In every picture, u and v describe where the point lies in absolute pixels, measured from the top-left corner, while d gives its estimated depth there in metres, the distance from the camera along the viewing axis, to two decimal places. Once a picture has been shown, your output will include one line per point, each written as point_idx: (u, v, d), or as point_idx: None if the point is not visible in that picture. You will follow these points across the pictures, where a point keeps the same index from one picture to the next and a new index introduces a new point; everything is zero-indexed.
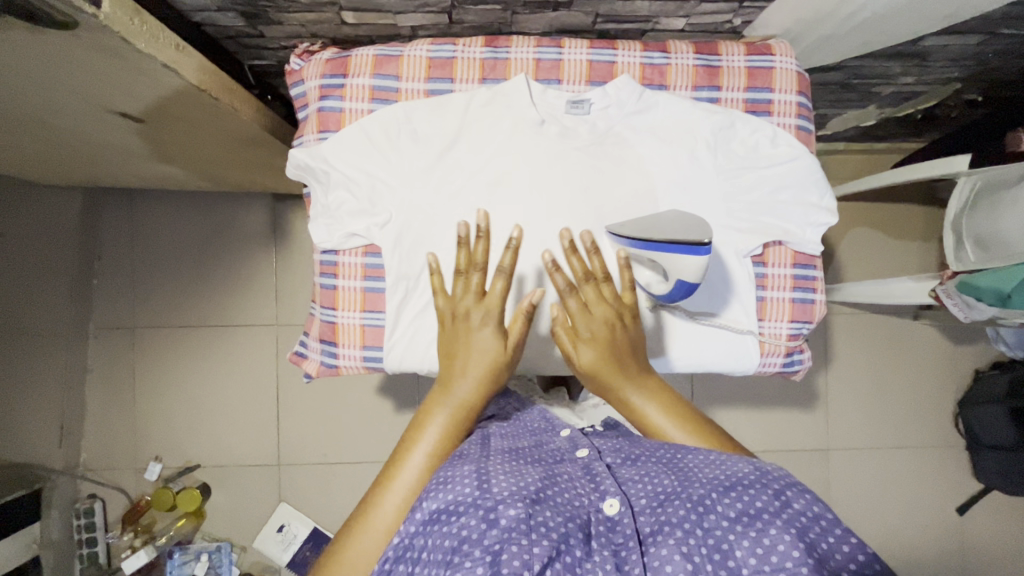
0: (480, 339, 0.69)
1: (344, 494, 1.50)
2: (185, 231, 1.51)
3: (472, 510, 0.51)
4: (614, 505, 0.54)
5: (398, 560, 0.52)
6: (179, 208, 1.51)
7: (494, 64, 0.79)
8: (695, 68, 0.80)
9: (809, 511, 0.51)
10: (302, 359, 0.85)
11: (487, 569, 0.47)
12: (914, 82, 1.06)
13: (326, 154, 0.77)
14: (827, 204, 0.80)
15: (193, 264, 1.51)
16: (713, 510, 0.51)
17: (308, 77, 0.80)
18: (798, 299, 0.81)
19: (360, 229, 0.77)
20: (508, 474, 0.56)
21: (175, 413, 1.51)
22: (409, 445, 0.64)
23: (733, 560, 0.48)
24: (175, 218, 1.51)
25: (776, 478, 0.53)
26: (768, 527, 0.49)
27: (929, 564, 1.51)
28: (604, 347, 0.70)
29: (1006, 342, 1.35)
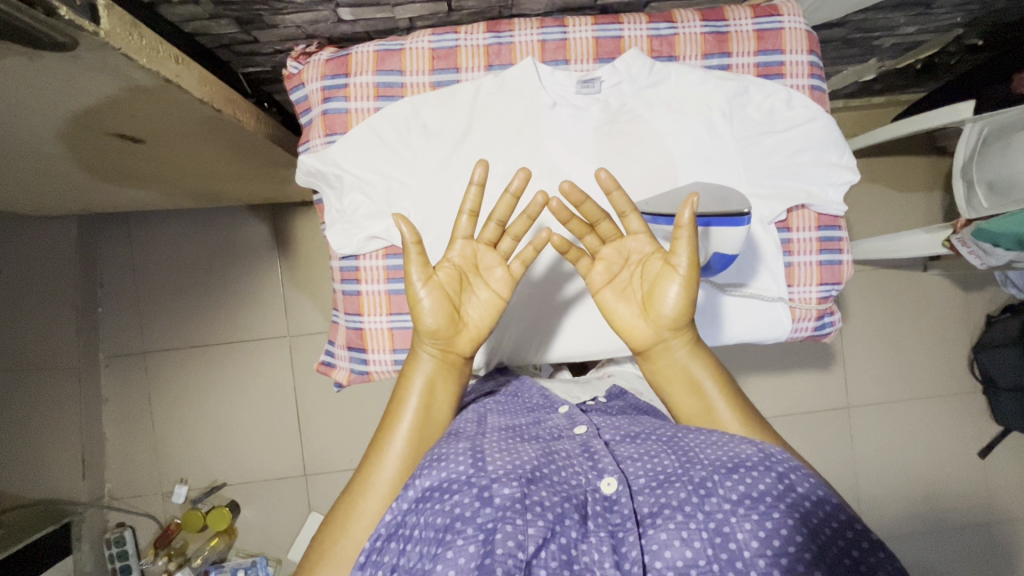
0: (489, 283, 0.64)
1: None
2: (185, 251, 1.49)
3: (467, 494, 0.50)
4: (611, 484, 0.52)
5: (391, 538, 0.52)
6: (179, 228, 1.49)
7: (499, 49, 0.77)
8: (703, 36, 0.78)
9: (814, 495, 0.49)
10: (330, 368, 0.84)
11: (480, 548, 0.47)
12: (915, 32, 1.04)
13: (335, 158, 0.75)
14: (847, 163, 0.79)
15: (198, 283, 1.49)
16: (715, 493, 0.49)
17: (309, 79, 0.78)
18: (826, 261, 0.80)
19: (379, 232, 0.75)
20: (502, 453, 0.54)
21: (196, 433, 1.50)
22: (399, 402, 0.62)
23: (734, 543, 0.47)
24: (175, 239, 1.49)
25: (780, 462, 0.51)
26: (771, 511, 0.48)
27: (954, 508, 1.54)
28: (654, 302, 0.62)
29: (1017, 285, 1.36)
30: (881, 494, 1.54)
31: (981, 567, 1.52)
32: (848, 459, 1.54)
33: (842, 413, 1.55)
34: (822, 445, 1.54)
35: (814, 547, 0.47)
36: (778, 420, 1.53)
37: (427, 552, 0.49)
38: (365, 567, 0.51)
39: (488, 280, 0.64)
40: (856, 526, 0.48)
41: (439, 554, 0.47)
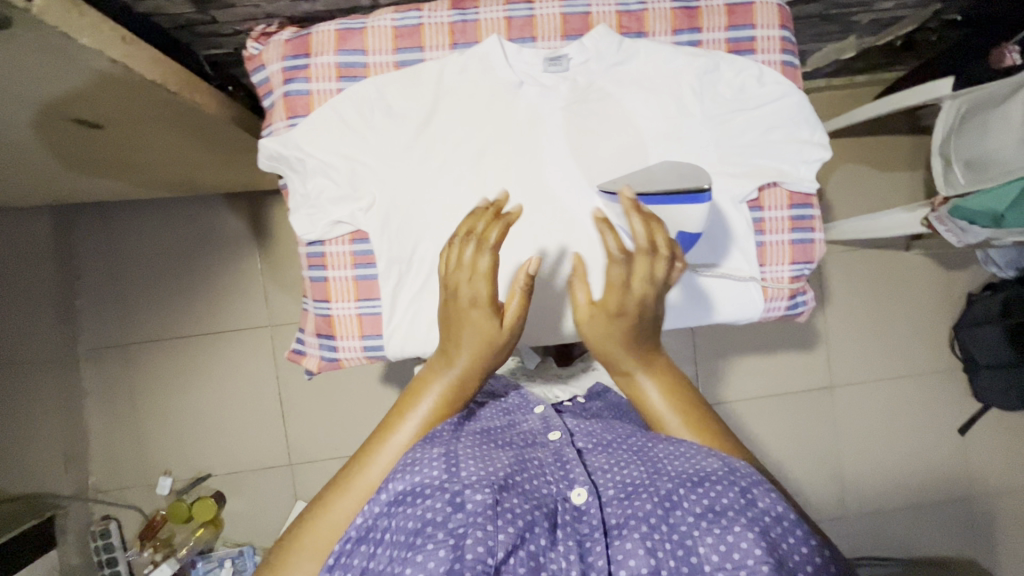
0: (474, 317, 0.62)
1: None
2: (163, 241, 1.47)
3: (439, 500, 0.49)
4: (582, 494, 0.52)
5: (362, 541, 0.51)
6: (156, 218, 1.46)
7: (464, 27, 0.75)
8: (673, 12, 0.77)
9: (774, 510, 0.49)
10: (300, 356, 0.82)
11: (450, 553, 0.46)
12: (894, 6, 1.02)
13: (298, 142, 0.74)
14: (819, 139, 0.78)
15: (176, 274, 1.47)
16: (679, 506, 0.49)
17: (270, 61, 0.76)
18: (798, 240, 0.79)
19: (344, 216, 0.74)
20: (476, 457, 0.54)
21: (180, 425, 1.49)
22: (400, 414, 0.61)
23: (696, 557, 0.46)
24: (152, 229, 1.46)
25: (744, 476, 0.51)
26: (734, 525, 0.47)
27: (934, 484, 1.56)
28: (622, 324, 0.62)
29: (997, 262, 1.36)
30: (862, 472, 1.55)
31: (960, 542, 1.54)
32: (830, 439, 1.55)
33: (824, 393, 1.56)
34: (805, 425, 1.55)
35: (776, 558, 0.45)
36: (761, 402, 1.54)
37: (398, 555, 0.47)
38: (334, 570, 0.50)
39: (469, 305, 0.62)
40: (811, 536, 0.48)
41: (409, 558, 0.46)
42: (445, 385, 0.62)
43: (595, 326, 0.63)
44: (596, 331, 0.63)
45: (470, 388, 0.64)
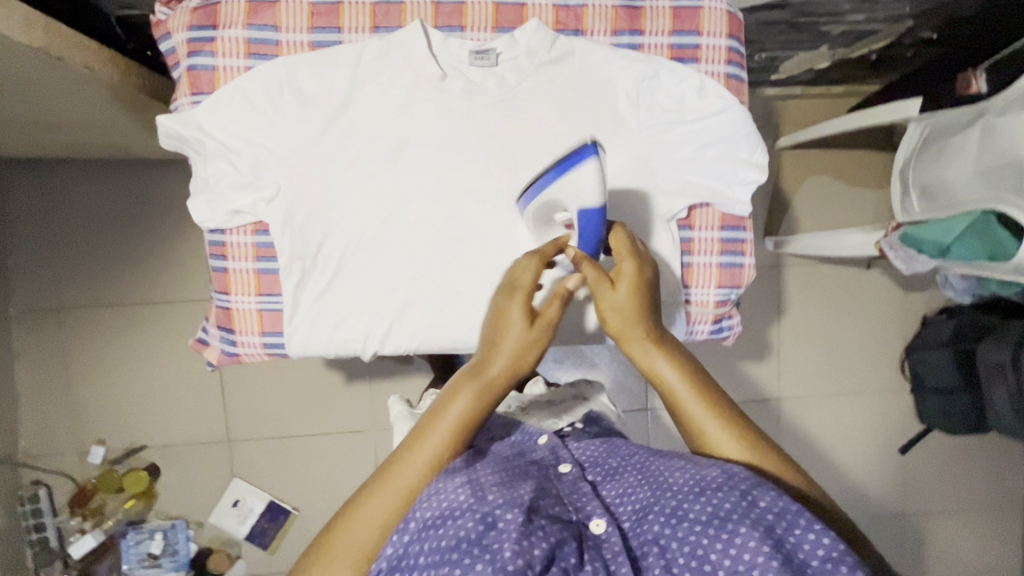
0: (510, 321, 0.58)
1: (299, 465, 1.49)
2: (104, 204, 1.40)
3: (477, 523, 0.46)
4: (600, 524, 0.49)
5: (395, 570, 0.48)
6: (94, 182, 1.40)
7: (387, 9, 0.70)
8: (615, 10, 0.72)
9: (776, 507, 0.46)
10: (204, 346, 0.79)
11: (489, 567, 0.44)
12: (865, 20, 0.96)
13: (199, 121, 0.69)
14: (758, 160, 0.75)
15: (115, 240, 1.41)
16: (685, 518, 0.47)
17: (176, 29, 0.69)
18: (726, 263, 0.76)
19: (244, 205, 0.69)
20: (501, 484, 0.51)
21: (115, 395, 1.46)
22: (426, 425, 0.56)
23: (710, 565, 0.45)
24: (89, 191, 1.40)
25: (741, 478, 0.49)
26: (738, 526, 0.45)
27: (876, 505, 1.55)
28: (643, 303, 0.60)
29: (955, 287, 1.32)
30: None
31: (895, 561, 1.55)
32: None
33: (773, 406, 1.55)
34: None
35: (782, 558, 0.44)
36: None
37: None
38: None
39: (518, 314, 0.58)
40: (816, 528, 0.45)
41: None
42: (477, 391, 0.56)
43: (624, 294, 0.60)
44: (621, 301, 0.60)
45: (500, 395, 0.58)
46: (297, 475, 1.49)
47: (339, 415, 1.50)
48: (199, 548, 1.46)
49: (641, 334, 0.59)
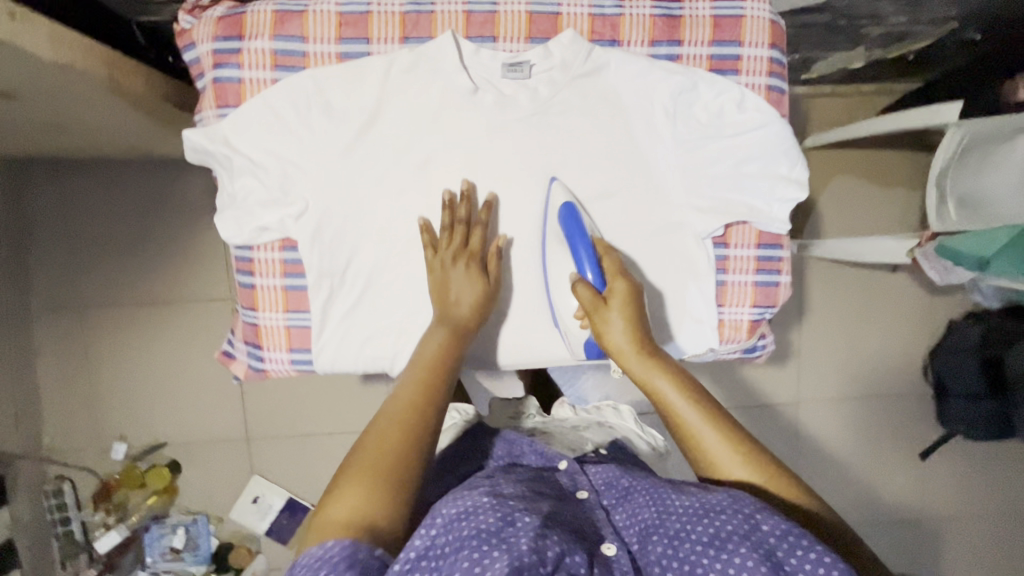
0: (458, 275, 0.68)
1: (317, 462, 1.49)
2: (122, 201, 1.40)
3: (494, 518, 0.46)
4: (611, 547, 0.49)
5: (421, 560, 0.44)
6: (113, 181, 1.39)
7: (417, 19, 0.68)
8: (653, 19, 0.69)
9: (779, 531, 0.44)
10: (230, 359, 0.78)
11: (514, 556, 0.42)
12: (905, 23, 0.92)
13: (226, 135, 0.67)
14: (798, 176, 0.72)
15: (134, 237, 1.41)
16: (686, 540, 0.46)
17: (200, 39, 0.67)
18: (761, 282, 0.74)
19: (272, 222, 0.68)
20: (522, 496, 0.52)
21: (136, 390, 1.47)
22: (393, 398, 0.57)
23: None
24: (108, 191, 1.40)
25: (746, 502, 0.47)
26: (736, 547, 0.44)
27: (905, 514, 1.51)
28: (636, 321, 0.63)
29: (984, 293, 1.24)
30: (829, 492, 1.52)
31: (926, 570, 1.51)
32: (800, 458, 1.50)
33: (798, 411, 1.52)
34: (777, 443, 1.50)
35: None
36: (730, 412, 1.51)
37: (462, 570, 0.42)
38: None
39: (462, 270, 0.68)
40: (821, 554, 0.42)
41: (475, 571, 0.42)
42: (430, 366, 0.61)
43: (619, 314, 0.63)
44: (618, 321, 0.63)
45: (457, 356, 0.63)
46: (316, 473, 1.50)
47: (358, 415, 1.50)
48: (219, 543, 1.47)
49: (636, 351, 0.62)
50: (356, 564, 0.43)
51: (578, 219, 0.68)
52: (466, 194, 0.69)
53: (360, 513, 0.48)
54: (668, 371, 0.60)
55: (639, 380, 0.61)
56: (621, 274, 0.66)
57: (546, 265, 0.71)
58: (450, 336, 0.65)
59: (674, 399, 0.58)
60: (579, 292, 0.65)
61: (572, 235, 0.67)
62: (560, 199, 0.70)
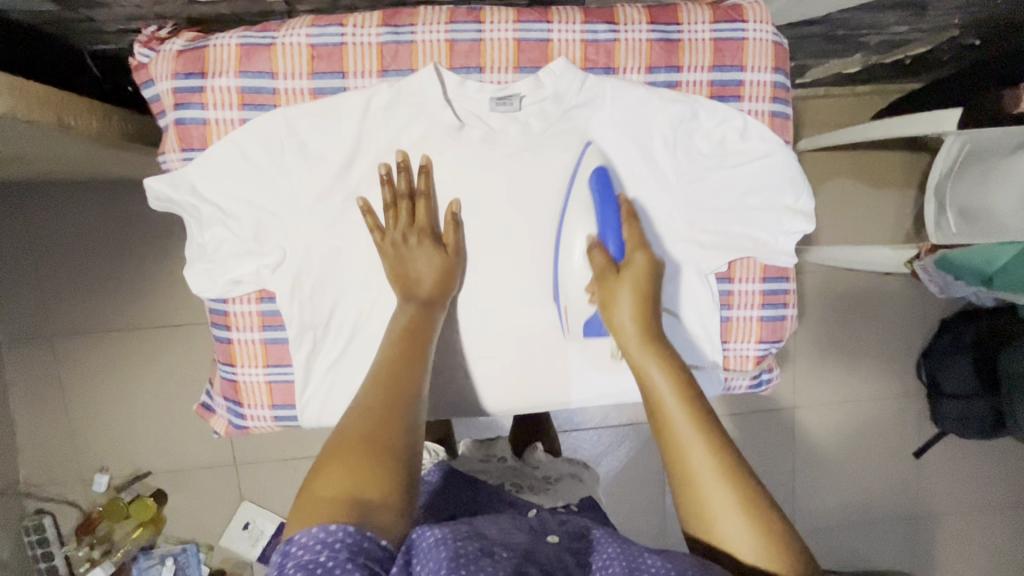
0: (414, 252, 0.63)
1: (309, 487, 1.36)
2: (84, 218, 1.24)
3: (473, 547, 0.43)
4: None
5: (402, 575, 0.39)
6: (69, 198, 1.23)
7: (396, 50, 0.62)
8: (649, 44, 0.65)
9: None
10: (209, 413, 0.74)
11: None
12: (907, 31, 0.88)
13: (193, 182, 0.62)
14: (804, 208, 0.68)
15: (100, 254, 1.26)
16: None
17: (159, 76, 0.62)
18: (768, 317, 0.71)
19: (247, 274, 0.63)
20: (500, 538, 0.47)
21: (116, 416, 1.31)
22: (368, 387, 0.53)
23: None
24: (63, 209, 1.23)
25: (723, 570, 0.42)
26: None
27: None
28: (647, 306, 0.58)
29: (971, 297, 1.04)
30: None
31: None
32: None
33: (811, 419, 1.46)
34: None
35: None
36: None
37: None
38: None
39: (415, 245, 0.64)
40: None
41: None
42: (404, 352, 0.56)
43: (629, 290, 0.58)
44: (626, 298, 0.58)
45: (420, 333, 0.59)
46: None
47: None
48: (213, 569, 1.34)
49: (637, 336, 0.56)
50: (358, 555, 0.39)
51: (609, 187, 0.64)
52: (424, 169, 0.64)
53: (353, 484, 0.44)
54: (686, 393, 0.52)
55: (634, 365, 0.55)
56: (642, 248, 0.61)
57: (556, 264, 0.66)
58: (417, 313, 0.61)
59: (667, 395, 0.51)
60: (595, 256, 0.61)
61: (602, 205, 0.64)
62: (594, 163, 0.65)
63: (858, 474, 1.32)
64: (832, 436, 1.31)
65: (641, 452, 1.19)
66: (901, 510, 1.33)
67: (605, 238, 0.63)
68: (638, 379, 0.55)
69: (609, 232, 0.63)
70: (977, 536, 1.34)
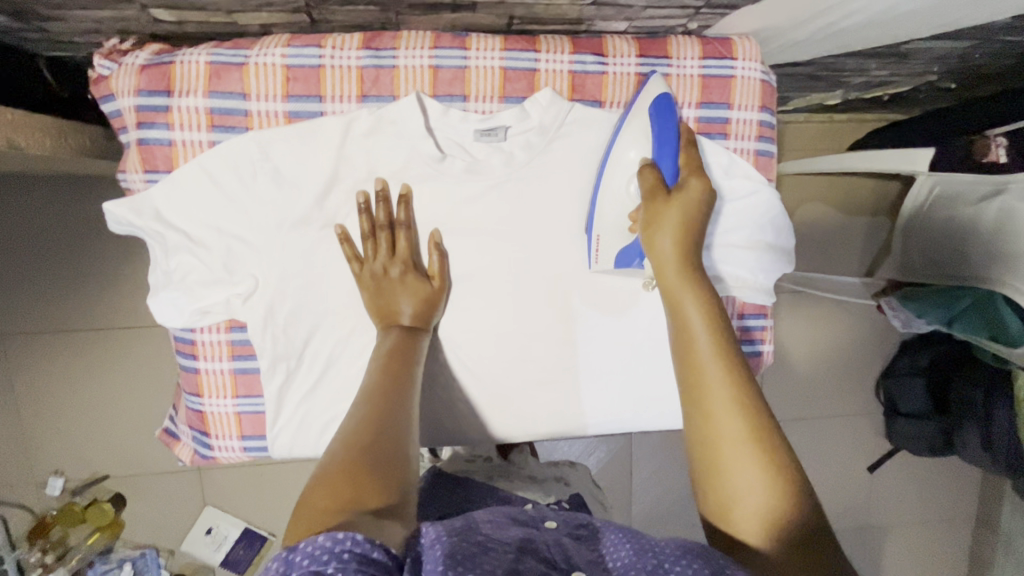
0: (402, 288, 0.62)
1: (280, 492, 1.24)
2: (29, 202, 1.09)
3: (467, 545, 0.40)
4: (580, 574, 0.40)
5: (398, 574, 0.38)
6: (12, 185, 1.07)
7: (377, 75, 0.60)
8: (638, 79, 0.63)
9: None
10: (174, 440, 0.72)
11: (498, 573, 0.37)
12: (888, 74, 0.89)
13: (158, 207, 0.59)
14: (782, 245, 0.70)
15: (45, 242, 1.10)
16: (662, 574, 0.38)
17: (120, 91, 0.58)
18: (744, 354, 0.72)
19: (217, 303, 0.61)
20: (499, 524, 0.45)
21: (68, 420, 1.18)
22: (358, 407, 0.54)
23: None
24: (5, 201, 1.08)
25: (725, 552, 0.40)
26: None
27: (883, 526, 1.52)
28: (690, 236, 0.57)
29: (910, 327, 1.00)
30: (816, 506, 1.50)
31: None
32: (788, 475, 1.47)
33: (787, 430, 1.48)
34: None
35: None
36: None
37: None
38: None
39: (402, 284, 0.62)
40: None
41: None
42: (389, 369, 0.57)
43: (675, 216, 0.57)
44: (665, 237, 0.56)
45: (405, 368, 0.58)
46: (282, 503, 1.25)
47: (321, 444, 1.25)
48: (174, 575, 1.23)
49: (680, 268, 0.56)
50: (367, 565, 0.37)
51: (671, 116, 0.60)
52: (404, 199, 0.62)
53: (353, 497, 0.43)
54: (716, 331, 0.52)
55: (669, 296, 0.56)
56: (698, 174, 0.59)
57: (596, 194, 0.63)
58: (400, 343, 0.60)
59: (697, 330, 0.53)
60: (646, 175, 0.59)
61: (661, 136, 0.60)
62: (656, 91, 0.60)
63: (815, 487, 1.37)
64: None
65: (609, 465, 1.20)
66: (852, 522, 1.39)
67: (660, 161, 0.60)
68: (674, 316, 0.55)
69: (665, 159, 0.60)
70: (918, 545, 1.41)
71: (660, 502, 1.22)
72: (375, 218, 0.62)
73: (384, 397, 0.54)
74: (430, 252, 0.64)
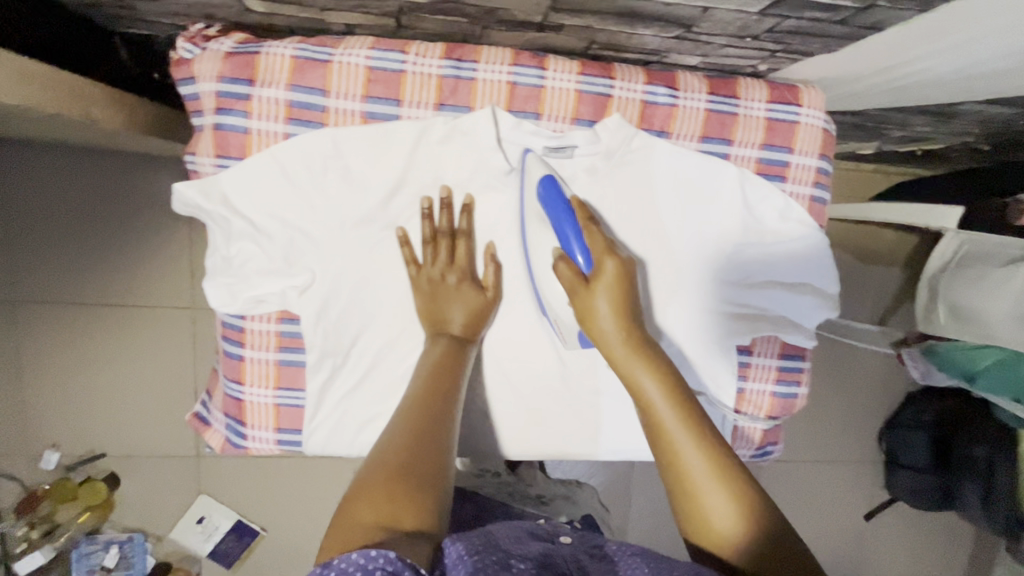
0: (459, 297, 0.63)
1: (278, 487, 1.22)
2: (64, 171, 1.08)
3: (491, 561, 0.39)
4: None
5: None
6: (51, 153, 1.07)
7: (455, 85, 0.61)
8: (707, 114, 0.65)
9: None
10: (205, 426, 0.71)
11: None
12: (929, 132, 0.91)
13: (225, 191, 0.60)
14: (826, 288, 0.71)
15: (74, 212, 1.10)
16: None
17: (203, 76, 0.58)
18: (780, 393, 0.73)
19: (273, 293, 0.61)
20: (520, 541, 0.44)
21: (74, 393, 1.16)
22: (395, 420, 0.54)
23: None
24: (41, 167, 1.08)
25: None
26: None
27: None
28: (626, 311, 0.57)
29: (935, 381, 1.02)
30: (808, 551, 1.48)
31: None
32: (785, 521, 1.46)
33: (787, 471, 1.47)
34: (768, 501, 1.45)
35: None
36: None
37: None
38: None
39: (456, 292, 0.63)
40: None
41: None
42: (436, 376, 0.57)
43: (603, 300, 0.57)
44: (603, 306, 0.57)
45: (452, 376, 0.58)
46: (277, 499, 1.22)
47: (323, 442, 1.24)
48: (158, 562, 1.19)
49: (621, 343, 0.56)
50: None
51: (559, 193, 0.58)
52: (467, 208, 0.63)
53: (392, 510, 0.43)
54: (671, 395, 0.53)
55: (622, 374, 0.56)
56: (611, 253, 0.58)
57: (526, 246, 0.63)
58: (450, 352, 0.61)
59: (652, 396, 0.54)
60: (561, 270, 0.58)
61: (554, 214, 0.58)
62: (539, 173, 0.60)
63: (811, 532, 1.36)
64: (790, 493, 1.35)
65: (609, 489, 1.19)
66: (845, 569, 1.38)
67: (569, 248, 0.58)
68: (630, 388, 0.56)
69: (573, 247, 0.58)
70: None
71: (658, 532, 1.21)
72: (436, 225, 0.63)
73: (427, 406, 0.54)
74: (487, 263, 0.65)
